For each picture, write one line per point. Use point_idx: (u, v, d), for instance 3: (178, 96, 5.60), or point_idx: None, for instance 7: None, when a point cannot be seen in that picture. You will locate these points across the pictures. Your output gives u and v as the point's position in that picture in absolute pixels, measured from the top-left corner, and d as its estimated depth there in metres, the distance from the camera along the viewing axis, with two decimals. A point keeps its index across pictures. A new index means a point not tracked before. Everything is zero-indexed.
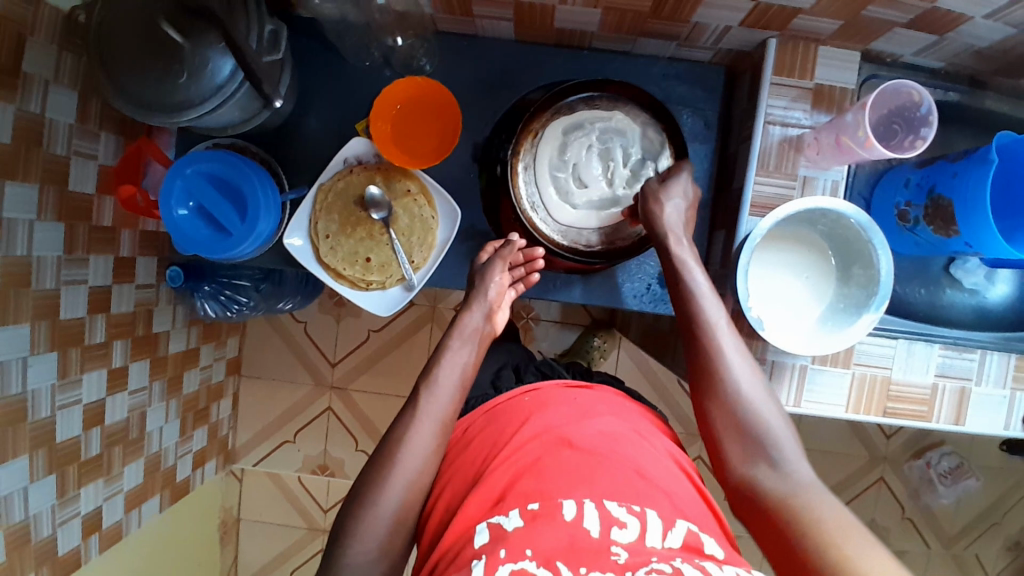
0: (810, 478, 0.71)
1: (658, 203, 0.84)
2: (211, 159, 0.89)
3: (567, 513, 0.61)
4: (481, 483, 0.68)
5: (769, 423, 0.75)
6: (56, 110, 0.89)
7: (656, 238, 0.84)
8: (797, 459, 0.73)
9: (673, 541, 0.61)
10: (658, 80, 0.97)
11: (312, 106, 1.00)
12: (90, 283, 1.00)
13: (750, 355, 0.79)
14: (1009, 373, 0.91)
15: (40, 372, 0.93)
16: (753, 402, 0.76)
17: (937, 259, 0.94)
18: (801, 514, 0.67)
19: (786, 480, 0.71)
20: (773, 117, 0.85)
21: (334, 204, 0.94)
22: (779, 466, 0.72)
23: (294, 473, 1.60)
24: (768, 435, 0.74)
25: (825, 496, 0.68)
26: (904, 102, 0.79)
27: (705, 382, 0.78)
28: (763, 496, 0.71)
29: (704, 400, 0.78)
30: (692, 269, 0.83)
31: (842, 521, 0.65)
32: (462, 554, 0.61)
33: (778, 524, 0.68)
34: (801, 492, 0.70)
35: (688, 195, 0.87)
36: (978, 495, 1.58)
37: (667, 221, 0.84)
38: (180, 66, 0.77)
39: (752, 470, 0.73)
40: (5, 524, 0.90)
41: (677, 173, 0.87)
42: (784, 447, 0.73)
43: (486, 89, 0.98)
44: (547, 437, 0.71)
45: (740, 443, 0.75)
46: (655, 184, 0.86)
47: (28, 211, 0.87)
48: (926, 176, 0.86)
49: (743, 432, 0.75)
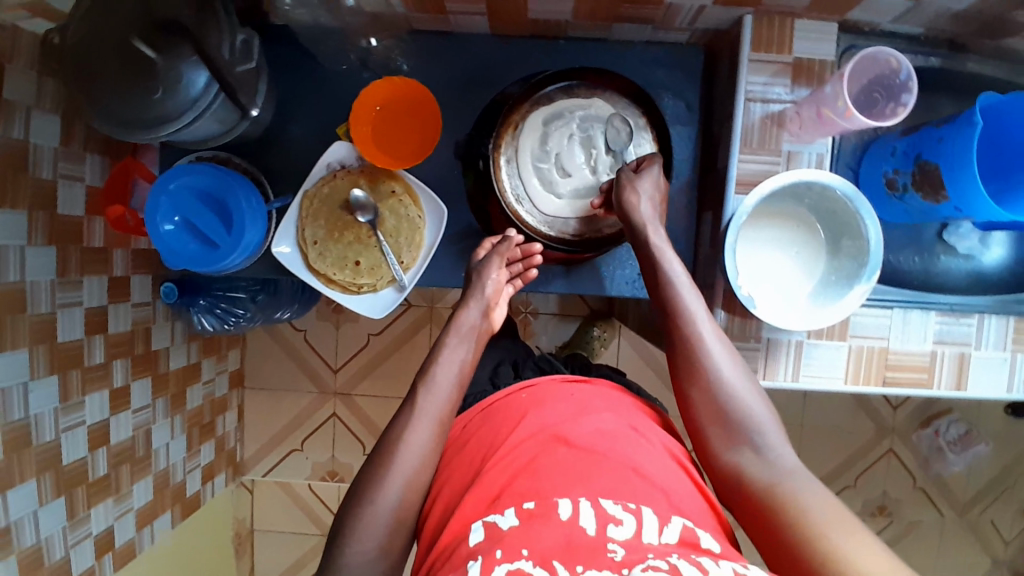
0: (794, 462, 0.71)
1: (633, 194, 0.84)
2: (195, 173, 0.89)
3: (563, 512, 0.61)
4: (477, 483, 0.68)
5: (754, 412, 0.74)
6: (39, 135, 0.89)
7: (631, 228, 0.84)
8: (781, 445, 0.72)
9: (669, 538, 0.61)
10: (637, 64, 0.96)
11: (293, 113, 0.99)
12: (85, 305, 1.00)
13: (729, 342, 0.78)
14: (1009, 335, 0.90)
15: (42, 397, 0.93)
16: (737, 392, 0.75)
17: (929, 226, 0.94)
18: (787, 500, 0.67)
19: (770, 467, 0.71)
20: (753, 95, 0.84)
21: (320, 210, 0.94)
22: (763, 451, 0.72)
23: (304, 481, 1.60)
24: (750, 420, 0.74)
25: (811, 483, 0.68)
26: (882, 70, 0.79)
27: (686, 371, 0.77)
28: (749, 483, 0.71)
29: (685, 388, 0.78)
30: (670, 259, 0.82)
31: (832, 512, 0.64)
32: (457, 552, 0.62)
33: (764, 507, 0.68)
34: (787, 478, 0.69)
35: (658, 187, 0.86)
36: (989, 461, 1.57)
37: (635, 210, 0.84)
38: (154, 82, 0.77)
39: (735, 456, 0.73)
40: (17, 549, 0.91)
41: (648, 166, 0.86)
42: (766, 432, 0.73)
43: (465, 85, 0.98)
44: (542, 436, 0.71)
45: (722, 429, 0.74)
46: (628, 172, 0.86)
47: (18, 237, 0.87)
48: (911, 144, 0.85)
49: (728, 422, 0.74)
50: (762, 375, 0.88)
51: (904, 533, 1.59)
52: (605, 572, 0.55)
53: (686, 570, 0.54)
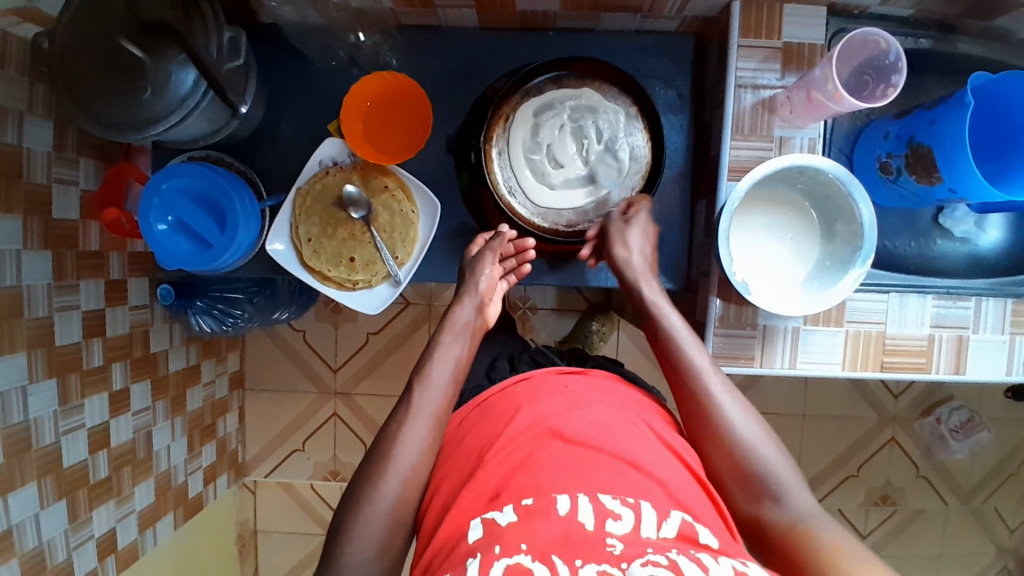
0: (813, 506, 0.71)
1: (623, 251, 0.86)
2: (186, 173, 0.88)
3: (562, 508, 0.61)
4: (474, 479, 0.68)
5: (768, 457, 0.73)
6: (32, 140, 0.89)
7: (627, 285, 0.86)
8: (798, 489, 0.72)
9: (668, 532, 0.61)
10: (627, 53, 0.96)
11: (284, 111, 0.99)
12: (83, 308, 1.00)
13: (738, 390, 0.78)
14: (1007, 318, 0.89)
15: (42, 400, 0.93)
16: (749, 439, 0.74)
17: (925, 210, 0.93)
18: (810, 543, 0.67)
19: (789, 511, 0.71)
20: (744, 81, 0.84)
21: (313, 207, 0.94)
22: (781, 500, 0.71)
23: (307, 482, 1.60)
24: (767, 470, 0.72)
25: (828, 522, 0.69)
26: (872, 52, 0.79)
27: (696, 424, 0.77)
28: (771, 531, 0.71)
29: (698, 442, 0.76)
30: (666, 312, 0.83)
31: (843, 541, 0.66)
32: (457, 550, 0.62)
33: (788, 550, 0.68)
34: (806, 520, 0.69)
35: (647, 236, 0.88)
36: (992, 447, 1.56)
37: (628, 265, 0.86)
38: (144, 82, 0.77)
39: (757, 508, 0.72)
40: (19, 552, 0.91)
41: (635, 213, 0.88)
42: (784, 480, 0.72)
43: (456, 79, 0.98)
44: (537, 430, 0.71)
45: (741, 484, 0.73)
46: (614, 226, 0.88)
47: (14, 242, 0.87)
48: (903, 128, 0.85)
49: (744, 471, 0.73)
50: (759, 363, 0.88)
51: (908, 521, 1.58)
52: (604, 566, 0.55)
53: (685, 566, 0.54)
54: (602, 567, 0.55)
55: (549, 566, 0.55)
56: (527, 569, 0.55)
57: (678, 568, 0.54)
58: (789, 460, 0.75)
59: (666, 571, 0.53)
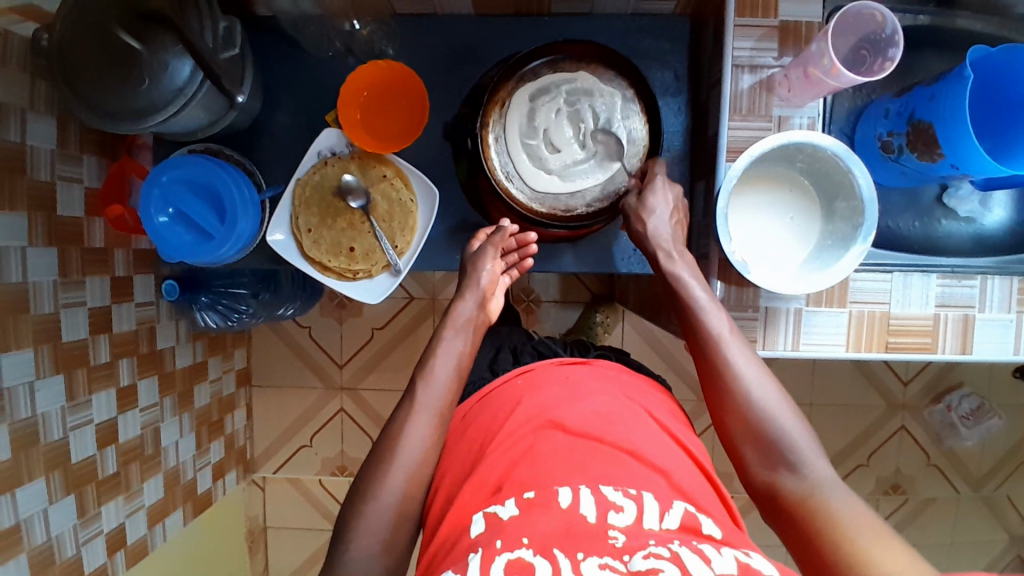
0: (830, 477, 0.69)
1: (647, 219, 0.85)
2: (184, 164, 0.89)
3: (563, 500, 0.60)
4: (475, 473, 0.68)
5: (785, 426, 0.72)
6: (36, 137, 0.90)
7: (650, 252, 0.85)
8: (816, 458, 0.70)
9: (671, 523, 0.60)
10: (623, 36, 0.96)
11: (284, 103, 1.00)
12: (88, 305, 1.01)
13: (757, 356, 0.77)
14: (1013, 296, 0.88)
15: (48, 396, 0.94)
16: (766, 406, 0.73)
17: (928, 189, 0.92)
18: (821, 511, 0.67)
19: (806, 481, 0.69)
20: (741, 61, 0.84)
21: (312, 198, 0.94)
22: (799, 469, 0.70)
23: (315, 477, 1.61)
24: (782, 435, 0.71)
25: (840, 490, 0.68)
26: (869, 26, 0.78)
27: (715, 390, 0.76)
28: (784, 498, 0.70)
29: (717, 406, 0.77)
30: (693, 286, 0.81)
31: (860, 519, 0.65)
32: (458, 544, 0.61)
33: (798, 516, 0.68)
34: (821, 490, 0.68)
35: (676, 203, 0.87)
36: (1003, 434, 1.54)
37: (655, 236, 0.85)
38: (140, 71, 0.77)
39: (772, 474, 0.71)
40: (27, 547, 0.92)
41: (652, 180, 0.87)
42: (800, 446, 0.71)
43: (453, 65, 0.98)
44: (536, 422, 0.70)
45: (757, 448, 0.73)
46: (633, 201, 0.87)
47: (19, 238, 0.88)
48: (905, 103, 0.85)
49: (760, 437, 0.72)
50: (762, 345, 0.87)
51: (920, 509, 1.56)
52: (606, 559, 0.54)
53: (687, 558, 0.53)
54: (603, 560, 0.54)
55: (550, 561, 0.54)
56: (529, 564, 0.54)
57: (681, 562, 0.52)
58: (807, 427, 0.73)
59: (668, 564, 0.52)
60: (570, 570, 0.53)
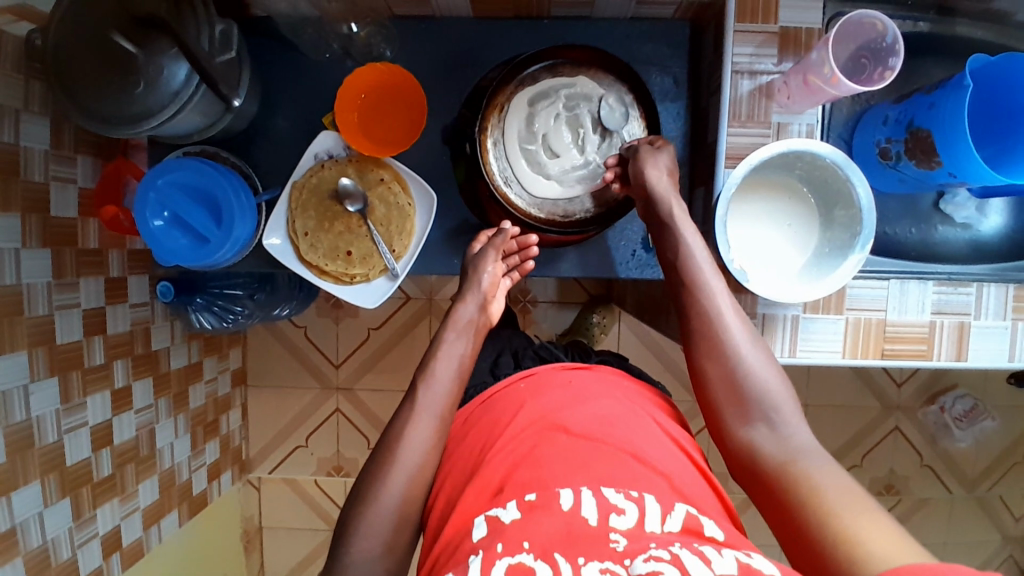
0: (810, 444, 0.70)
1: (652, 170, 0.83)
2: (182, 168, 0.88)
3: (564, 502, 0.60)
4: (477, 475, 0.68)
5: (768, 388, 0.73)
6: (29, 138, 0.88)
7: (651, 203, 0.83)
8: (796, 423, 0.71)
9: (672, 526, 0.60)
10: (623, 41, 0.96)
11: (282, 105, 1.00)
12: (83, 306, 1.00)
13: (744, 316, 0.78)
14: (1009, 303, 0.89)
15: (43, 398, 0.93)
16: (750, 366, 0.74)
17: (925, 195, 0.93)
18: (800, 477, 0.66)
19: (785, 445, 0.70)
20: (741, 67, 0.83)
21: (309, 201, 0.94)
22: (778, 429, 0.71)
23: (310, 477, 1.60)
24: (766, 396, 0.73)
25: (824, 461, 0.67)
26: (869, 35, 0.79)
27: (700, 344, 0.77)
28: (764, 458, 0.70)
29: (698, 364, 0.77)
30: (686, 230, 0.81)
31: (840, 489, 0.64)
32: (460, 548, 0.61)
33: (776, 484, 0.67)
34: (801, 457, 0.68)
35: (672, 166, 0.85)
36: (997, 435, 1.55)
37: (661, 188, 0.82)
38: (136, 76, 0.77)
39: (750, 433, 0.72)
40: (23, 550, 0.91)
41: (664, 145, 0.86)
42: (782, 410, 0.72)
43: (451, 69, 0.98)
44: (540, 425, 0.70)
45: (737, 408, 0.73)
46: (646, 151, 0.84)
47: (13, 241, 0.87)
48: (903, 110, 0.85)
49: (742, 397, 0.73)
50: None
51: (913, 510, 1.58)
52: (607, 562, 0.55)
53: (687, 560, 0.53)
54: (603, 564, 0.54)
55: (551, 565, 0.54)
56: (529, 568, 0.54)
57: (682, 563, 0.52)
58: (789, 390, 0.74)
59: (668, 566, 0.52)
60: None
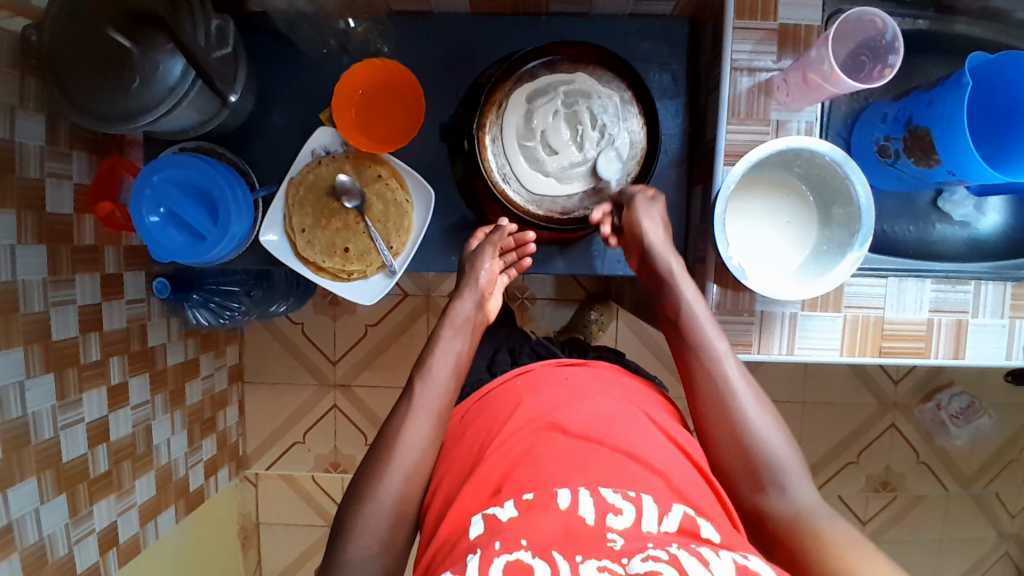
0: (815, 500, 0.70)
1: (647, 223, 0.86)
2: (177, 165, 0.88)
3: (561, 501, 0.60)
4: (475, 473, 0.67)
5: (777, 452, 0.72)
6: (25, 134, 0.88)
7: (650, 258, 0.86)
8: (803, 482, 0.71)
9: (669, 526, 0.60)
10: (622, 37, 0.96)
11: (279, 101, 0.99)
12: (79, 303, 1.00)
13: (751, 379, 0.78)
14: (1006, 302, 0.89)
15: (39, 395, 0.92)
16: (759, 432, 0.73)
17: (923, 193, 0.93)
18: (812, 534, 0.67)
19: (793, 503, 0.70)
20: (740, 65, 0.83)
21: (306, 198, 0.93)
22: (787, 491, 0.70)
23: (308, 473, 1.60)
24: (772, 460, 0.72)
25: (831, 517, 0.68)
26: (869, 32, 0.78)
27: (706, 410, 0.77)
28: (774, 521, 0.70)
29: (704, 428, 0.77)
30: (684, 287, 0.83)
31: (848, 539, 0.65)
32: (457, 546, 0.61)
33: (789, 541, 0.68)
34: (809, 513, 0.69)
35: (665, 217, 0.89)
36: (992, 433, 1.56)
37: (652, 241, 0.85)
38: (132, 72, 0.76)
39: (760, 499, 0.71)
40: (19, 547, 0.91)
41: (656, 195, 0.89)
42: (790, 472, 0.71)
43: (449, 65, 0.97)
44: (537, 424, 0.70)
45: (747, 475, 0.72)
46: (642, 201, 0.87)
47: (8, 237, 0.86)
48: (902, 108, 0.85)
49: (751, 462, 0.72)
50: (757, 349, 0.88)
51: (909, 507, 1.58)
52: (605, 561, 0.54)
53: (685, 560, 0.53)
54: (601, 563, 0.54)
55: (549, 563, 0.54)
56: (527, 566, 0.54)
57: (680, 564, 0.52)
58: (795, 451, 0.74)
59: (666, 566, 0.52)
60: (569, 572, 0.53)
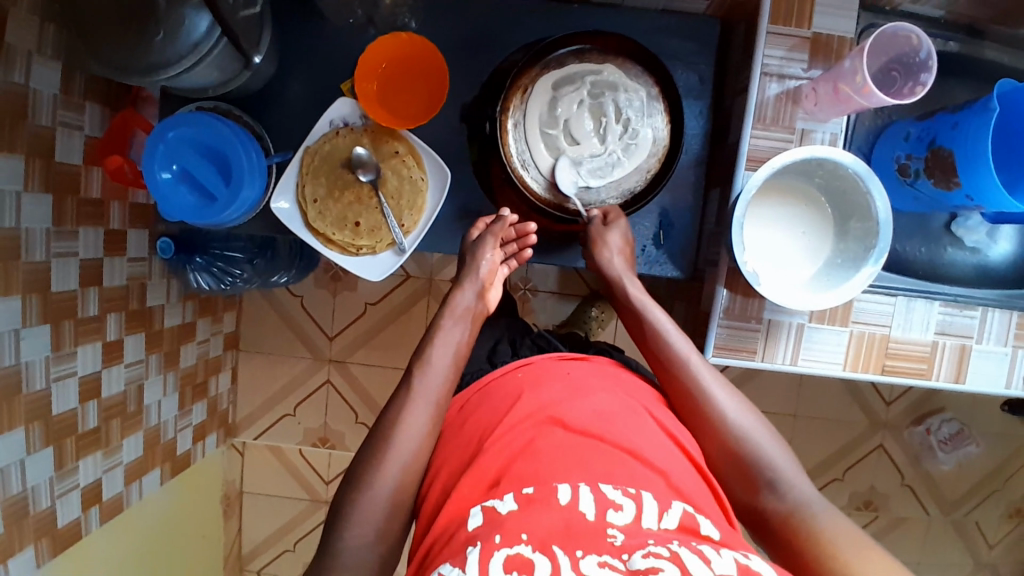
0: (813, 494, 0.70)
1: (605, 251, 0.88)
2: (189, 123, 0.87)
3: (562, 497, 0.60)
4: (475, 465, 0.67)
5: (768, 451, 0.72)
6: (40, 81, 0.86)
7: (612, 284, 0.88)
8: (795, 476, 0.71)
9: (669, 523, 0.60)
10: (652, 32, 0.95)
11: (301, 68, 0.98)
12: (81, 256, 0.98)
13: (731, 385, 0.77)
14: (1011, 330, 0.89)
15: (33, 345, 0.91)
16: (747, 431, 0.74)
17: (938, 216, 0.93)
18: (804, 527, 0.67)
19: (786, 497, 0.70)
20: (770, 70, 0.83)
21: (320, 168, 0.93)
22: (779, 488, 0.70)
23: (295, 447, 1.59)
24: (762, 460, 0.72)
25: (824, 509, 0.68)
26: (904, 48, 0.78)
27: (692, 414, 0.76)
28: (772, 522, 0.70)
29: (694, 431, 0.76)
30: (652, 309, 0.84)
31: (845, 532, 0.65)
32: (456, 537, 0.61)
33: (785, 536, 0.68)
34: (808, 505, 0.69)
35: (628, 238, 0.90)
36: (978, 460, 1.57)
37: (608, 267, 0.88)
38: (156, 23, 0.74)
39: (756, 498, 0.72)
40: (2, 496, 0.90)
41: (615, 219, 0.89)
42: (781, 469, 0.71)
43: (476, 46, 0.96)
44: (538, 418, 0.70)
45: (739, 474, 0.72)
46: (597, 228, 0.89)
47: (15, 183, 0.85)
48: (926, 128, 0.85)
49: (742, 462, 0.72)
50: (761, 356, 0.88)
51: (889, 527, 1.59)
52: (605, 557, 0.54)
53: (686, 558, 0.53)
54: (602, 559, 0.54)
55: (550, 558, 0.54)
56: (527, 560, 0.53)
57: (681, 562, 0.52)
58: (784, 446, 0.74)
59: (667, 564, 0.52)
60: (570, 568, 0.53)
